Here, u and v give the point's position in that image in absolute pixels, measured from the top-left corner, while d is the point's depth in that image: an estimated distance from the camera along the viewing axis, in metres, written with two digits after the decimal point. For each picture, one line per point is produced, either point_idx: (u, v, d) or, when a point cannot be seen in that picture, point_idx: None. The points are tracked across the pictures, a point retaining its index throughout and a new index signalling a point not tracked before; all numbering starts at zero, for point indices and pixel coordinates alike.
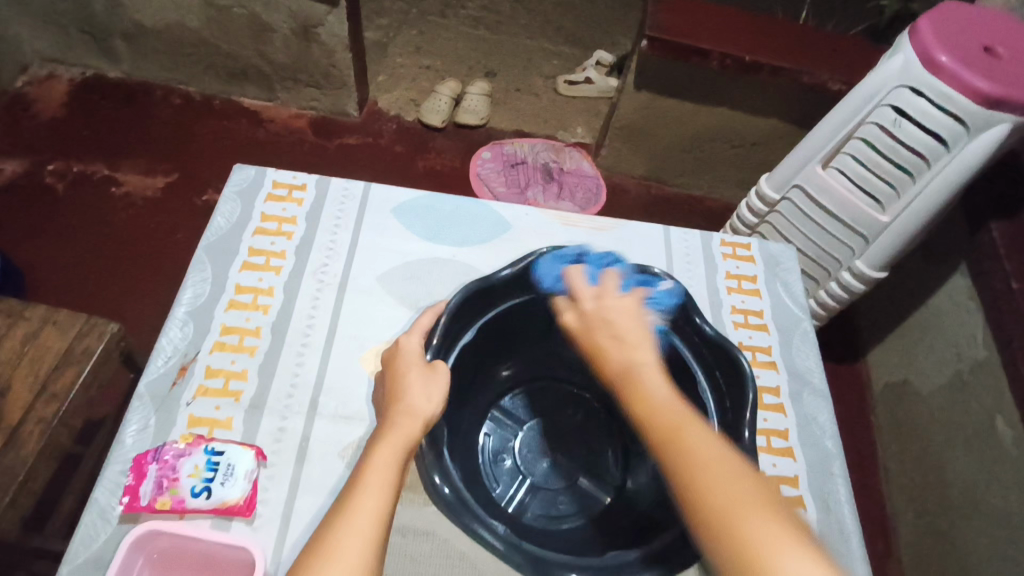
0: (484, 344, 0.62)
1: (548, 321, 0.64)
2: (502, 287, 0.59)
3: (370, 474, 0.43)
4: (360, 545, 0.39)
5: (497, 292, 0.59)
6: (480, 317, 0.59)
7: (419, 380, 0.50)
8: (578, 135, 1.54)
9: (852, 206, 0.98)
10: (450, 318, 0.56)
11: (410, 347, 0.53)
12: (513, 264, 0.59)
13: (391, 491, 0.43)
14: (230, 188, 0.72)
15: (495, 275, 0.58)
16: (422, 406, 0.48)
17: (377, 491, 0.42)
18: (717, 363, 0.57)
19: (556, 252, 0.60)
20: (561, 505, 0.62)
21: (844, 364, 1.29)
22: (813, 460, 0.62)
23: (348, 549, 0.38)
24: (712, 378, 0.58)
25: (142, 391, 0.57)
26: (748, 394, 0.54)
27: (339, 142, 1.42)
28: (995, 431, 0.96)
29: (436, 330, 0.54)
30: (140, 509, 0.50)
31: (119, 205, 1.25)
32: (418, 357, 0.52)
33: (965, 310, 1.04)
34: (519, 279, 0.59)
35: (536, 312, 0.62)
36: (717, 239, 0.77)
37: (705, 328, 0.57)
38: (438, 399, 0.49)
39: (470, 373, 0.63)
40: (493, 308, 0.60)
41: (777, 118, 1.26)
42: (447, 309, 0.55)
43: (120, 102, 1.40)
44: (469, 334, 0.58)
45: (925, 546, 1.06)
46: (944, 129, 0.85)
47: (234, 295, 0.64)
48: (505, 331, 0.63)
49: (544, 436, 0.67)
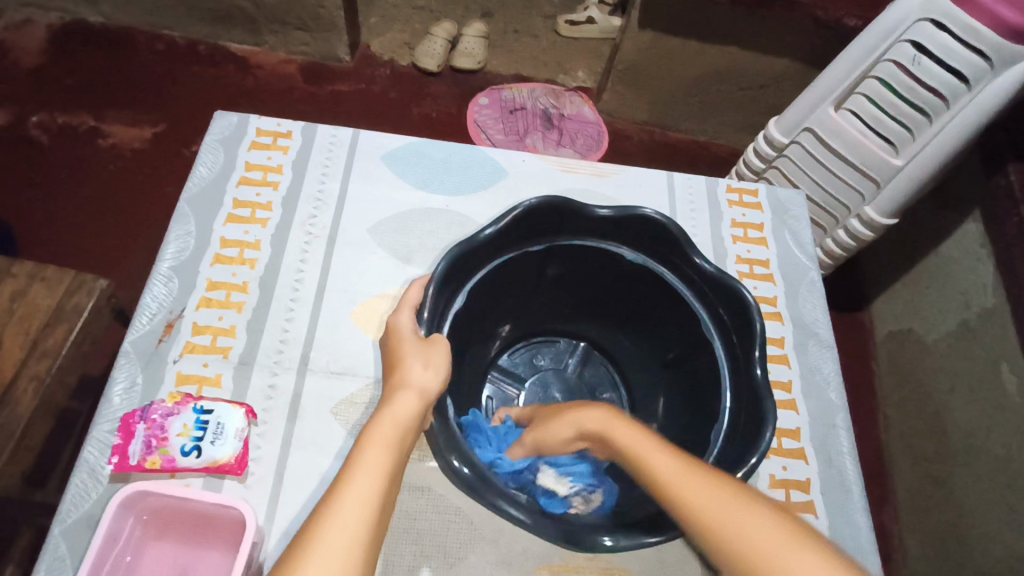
0: (480, 306, 0.59)
1: (543, 275, 0.61)
2: (487, 245, 0.54)
3: (367, 444, 0.40)
4: (372, 484, 0.37)
5: (483, 251, 0.54)
6: (469, 280, 0.55)
7: (415, 351, 0.47)
8: (580, 79, 1.48)
9: (865, 150, 0.93)
10: (437, 287, 0.51)
11: (402, 324, 0.50)
12: (497, 222, 0.53)
13: (386, 476, 0.38)
14: (212, 136, 0.68)
15: (478, 234, 0.53)
16: (418, 376, 0.45)
17: (382, 446, 0.40)
18: (719, 299, 0.54)
19: (542, 201, 0.54)
20: None
21: (848, 313, 1.27)
22: (817, 412, 0.61)
23: (359, 488, 0.36)
24: (714, 317, 0.55)
25: (128, 348, 0.55)
26: (756, 329, 0.50)
27: (330, 89, 1.37)
28: (1000, 380, 0.94)
29: (426, 302, 0.51)
30: (129, 469, 0.49)
31: (106, 157, 1.21)
32: (411, 333, 0.49)
33: (976, 258, 1.01)
34: (505, 234, 0.55)
35: (529, 264, 0.59)
36: (723, 184, 0.74)
37: (705, 267, 0.54)
38: (442, 369, 0.46)
39: (465, 338, 0.59)
40: (481, 269, 0.56)
41: (787, 57, 1.20)
42: (433, 279, 0.51)
43: (102, 49, 1.34)
44: (461, 298, 0.55)
45: (922, 491, 1.06)
46: (965, 64, 0.80)
47: (220, 250, 0.61)
48: (501, 288, 0.60)
49: (548, 392, 0.66)
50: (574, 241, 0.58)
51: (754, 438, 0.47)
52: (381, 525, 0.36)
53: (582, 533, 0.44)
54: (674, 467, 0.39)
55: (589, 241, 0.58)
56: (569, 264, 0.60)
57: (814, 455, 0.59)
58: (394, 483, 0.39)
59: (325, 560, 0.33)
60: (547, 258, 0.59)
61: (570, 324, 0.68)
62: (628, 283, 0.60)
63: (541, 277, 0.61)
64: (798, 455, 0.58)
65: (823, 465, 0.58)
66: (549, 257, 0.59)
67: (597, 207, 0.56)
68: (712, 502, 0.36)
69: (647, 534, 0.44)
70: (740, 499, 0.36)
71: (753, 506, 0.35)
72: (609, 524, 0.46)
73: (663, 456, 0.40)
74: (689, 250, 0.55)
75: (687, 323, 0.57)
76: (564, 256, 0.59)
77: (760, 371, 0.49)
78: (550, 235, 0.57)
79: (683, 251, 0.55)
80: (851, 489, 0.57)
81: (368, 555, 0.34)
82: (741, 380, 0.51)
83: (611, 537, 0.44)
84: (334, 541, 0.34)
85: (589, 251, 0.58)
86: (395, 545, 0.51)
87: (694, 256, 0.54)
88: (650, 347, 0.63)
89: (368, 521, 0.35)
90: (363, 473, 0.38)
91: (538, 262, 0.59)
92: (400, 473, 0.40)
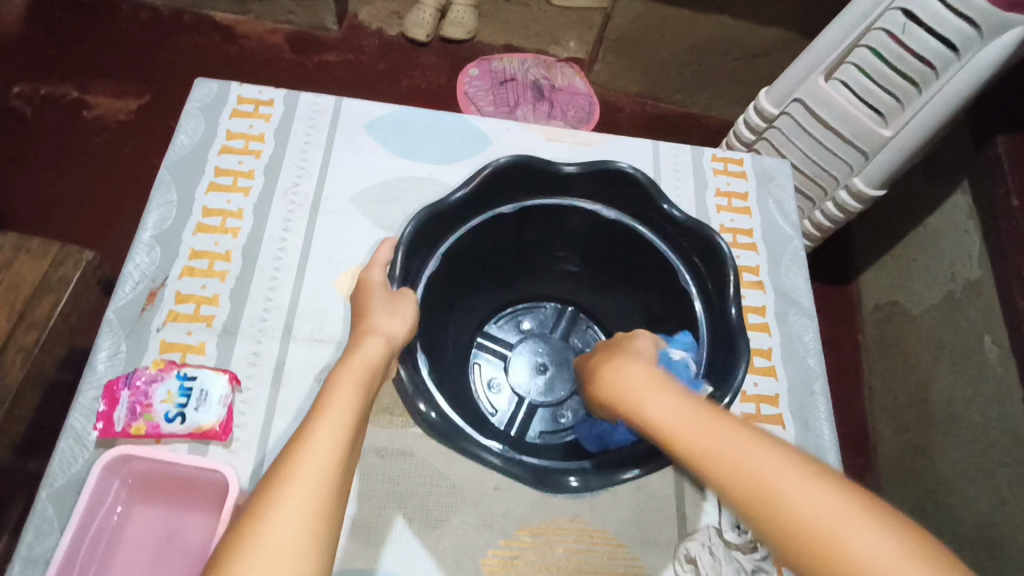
0: (462, 270, 0.59)
1: (518, 235, 0.61)
2: (457, 208, 0.54)
3: (337, 388, 0.40)
4: (340, 431, 0.37)
5: (454, 214, 0.55)
6: (440, 245, 0.55)
7: (381, 302, 0.48)
8: (571, 50, 1.46)
9: (854, 120, 0.93)
10: (406, 252, 0.52)
11: (375, 278, 0.50)
12: (466, 184, 0.53)
13: (354, 419, 0.39)
14: (191, 104, 0.68)
15: (448, 198, 0.53)
16: (384, 323, 0.46)
17: (350, 390, 0.40)
18: (693, 248, 0.55)
19: (507, 161, 0.54)
20: (563, 418, 0.63)
21: (836, 285, 1.28)
22: (796, 379, 0.62)
23: (330, 429, 0.37)
24: (689, 264, 0.56)
25: (111, 317, 0.56)
26: (728, 272, 0.51)
27: (319, 59, 1.35)
28: (983, 351, 0.95)
29: (395, 261, 0.51)
30: (116, 435, 0.50)
31: (90, 129, 1.20)
32: (382, 287, 0.49)
33: (964, 230, 1.02)
34: (475, 196, 0.55)
35: (502, 227, 0.59)
36: (708, 153, 0.74)
37: (675, 213, 0.54)
38: (407, 318, 0.47)
39: (443, 305, 0.60)
40: (455, 232, 0.56)
41: (780, 27, 1.19)
42: (401, 241, 0.50)
43: (83, 18, 1.32)
44: (434, 263, 0.55)
45: (903, 460, 1.08)
46: (955, 33, 0.80)
47: (202, 218, 0.61)
48: (482, 247, 0.60)
49: (534, 355, 0.67)
50: (543, 199, 0.58)
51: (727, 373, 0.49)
52: (353, 459, 0.37)
53: (551, 474, 0.46)
54: (762, 464, 0.36)
55: (556, 199, 0.58)
56: (544, 224, 0.60)
57: (791, 420, 0.60)
58: (362, 424, 0.39)
59: (301, 486, 0.34)
60: (521, 218, 0.59)
61: (557, 287, 0.69)
62: (606, 243, 0.60)
63: (519, 237, 0.61)
64: (776, 420, 0.59)
65: (800, 431, 0.59)
66: (526, 218, 0.59)
67: (565, 164, 0.56)
68: (751, 463, 0.36)
69: (619, 472, 0.46)
70: (853, 507, 0.33)
71: (794, 470, 0.35)
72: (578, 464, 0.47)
73: (746, 449, 0.37)
74: (656, 198, 0.54)
75: (669, 277, 0.57)
76: (540, 217, 0.59)
77: (735, 311, 0.50)
78: (517, 196, 0.57)
79: (652, 200, 0.55)
80: (827, 455, 0.58)
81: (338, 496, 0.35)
82: (719, 325, 0.52)
83: (578, 479, 0.46)
84: (310, 466, 0.35)
85: (559, 208, 0.58)
86: (380, 506, 0.52)
87: (661, 202, 0.54)
88: (634, 302, 0.63)
89: (341, 452, 0.36)
90: (334, 411, 0.38)
91: (513, 223, 0.59)
92: (367, 415, 0.41)
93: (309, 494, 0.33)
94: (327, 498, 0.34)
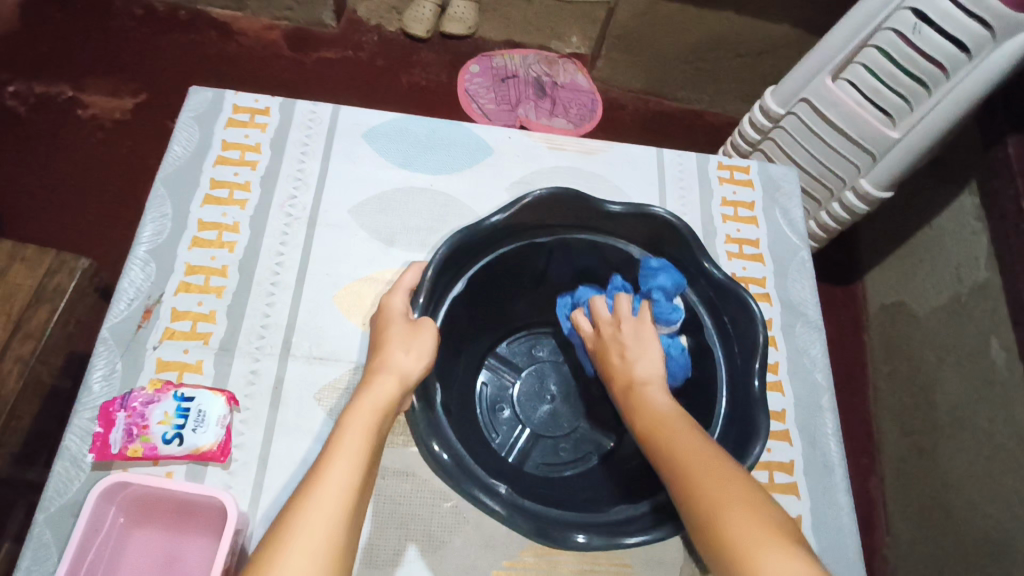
0: (480, 294, 0.59)
1: (546, 265, 0.61)
2: (489, 234, 0.55)
3: (348, 430, 0.40)
4: (348, 479, 0.37)
5: (485, 239, 0.55)
6: (467, 268, 0.56)
7: (400, 335, 0.47)
8: (573, 45, 1.42)
9: (862, 121, 0.90)
10: (436, 272, 0.51)
11: (395, 306, 0.50)
12: (503, 210, 0.54)
13: (361, 462, 0.38)
14: (186, 113, 0.66)
15: (483, 222, 0.53)
16: (400, 361, 0.45)
17: (362, 431, 0.40)
18: (724, 306, 0.55)
19: (546, 193, 0.54)
20: (562, 452, 0.61)
21: (842, 286, 1.27)
22: (802, 395, 0.61)
23: (338, 475, 0.36)
24: (717, 320, 0.55)
25: (105, 335, 0.55)
26: (758, 335, 0.51)
27: (317, 57, 1.33)
28: (989, 354, 0.94)
29: (422, 288, 0.51)
30: (112, 456, 0.49)
31: (86, 129, 1.18)
32: (403, 316, 0.49)
33: (971, 232, 1.00)
34: (508, 223, 0.55)
35: (531, 256, 0.59)
36: (714, 161, 0.72)
37: (714, 273, 0.55)
38: (424, 354, 0.46)
39: (463, 322, 0.59)
40: (481, 258, 0.56)
41: (786, 23, 1.18)
42: (433, 261, 0.51)
43: (78, 15, 1.30)
44: (460, 285, 0.56)
45: (908, 462, 1.07)
46: (967, 34, 0.77)
47: (198, 232, 0.60)
48: (501, 279, 0.60)
49: (544, 383, 0.65)
50: (574, 234, 0.58)
51: (744, 446, 0.48)
52: (363, 503, 0.37)
53: (555, 529, 0.45)
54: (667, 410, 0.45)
55: (592, 235, 0.58)
56: (572, 259, 0.60)
57: (797, 436, 0.59)
58: (372, 466, 0.39)
59: (308, 537, 0.33)
60: (552, 251, 0.59)
61: None
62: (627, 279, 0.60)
63: (544, 271, 0.62)
64: (783, 437, 0.58)
65: (807, 446, 0.58)
66: (554, 251, 0.59)
67: (609, 203, 0.56)
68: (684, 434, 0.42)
69: (624, 537, 0.45)
70: (767, 527, 0.35)
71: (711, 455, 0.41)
72: (581, 519, 0.46)
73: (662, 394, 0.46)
74: (698, 254, 0.55)
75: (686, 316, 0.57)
76: (569, 250, 0.59)
77: (757, 382, 0.50)
78: (554, 227, 0.58)
79: (692, 256, 0.56)
80: (834, 471, 0.58)
81: (345, 547, 0.34)
82: (738, 386, 0.52)
83: (585, 536, 0.45)
84: (317, 520, 0.34)
85: (591, 245, 0.59)
86: (380, 527, 0.51)
87: (702, 260, 0.55)
88: None
89: (349, 501, 0.36)
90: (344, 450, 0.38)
91: (543, 254, 0.59)
92: (378, 456, 0.40)
93: (315, 551, 0.33)
94: (336, 546, 0.34)
